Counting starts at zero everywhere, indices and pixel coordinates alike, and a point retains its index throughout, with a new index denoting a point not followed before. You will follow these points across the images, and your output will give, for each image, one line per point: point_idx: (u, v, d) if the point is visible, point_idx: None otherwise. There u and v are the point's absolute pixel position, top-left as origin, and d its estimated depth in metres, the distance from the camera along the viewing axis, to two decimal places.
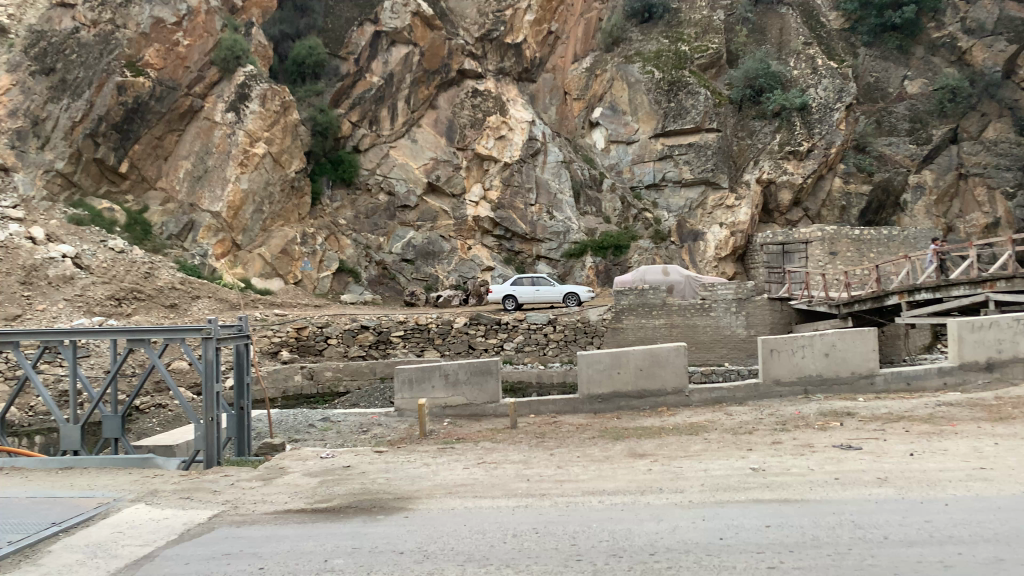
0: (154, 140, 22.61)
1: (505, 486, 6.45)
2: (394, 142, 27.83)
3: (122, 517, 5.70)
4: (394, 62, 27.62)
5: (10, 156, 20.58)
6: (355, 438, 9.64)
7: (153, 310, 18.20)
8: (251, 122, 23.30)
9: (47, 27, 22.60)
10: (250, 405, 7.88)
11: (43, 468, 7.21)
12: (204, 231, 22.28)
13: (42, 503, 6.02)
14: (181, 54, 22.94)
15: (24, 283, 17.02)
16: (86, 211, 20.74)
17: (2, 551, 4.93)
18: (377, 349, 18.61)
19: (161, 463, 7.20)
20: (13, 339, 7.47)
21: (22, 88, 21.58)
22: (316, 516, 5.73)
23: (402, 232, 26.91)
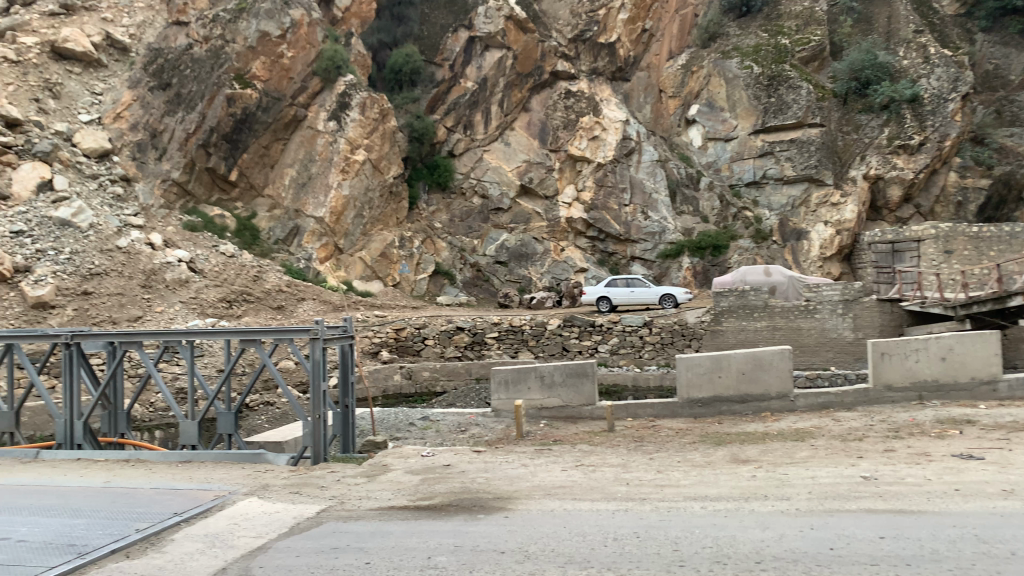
0: (261, 149, 23.58)
1: (604, 489, 6.40)
2: (488, 146, 28.22)
3: (237, 510, 5.97)
4: (488, 67, 27.99)
5: (132, 167, 21.95)
6: (454, 438, 9.78)
7: (261, 312, 19.05)
8: (352, 130, 24.17)
9: (165, 45, 24.11)
10: (354, 404, 8.06)
11: (165, 461, 7.63)
12: (309, 235, 22.99)
13: (165, 494, 6.38)
14: (285, 65, 23.80)
15: (144, 286, 18.17)
16: (199, 218, 21.87)
17: (130, 538, 5.25)
18: (472, 350, 18.85)
19: (273, 459, 7.47)
20: (137, 340, 7.90)
21: (142, 104, 22.99)
22: (419, 514, 5.83)
23: (496, 234, 27.18)
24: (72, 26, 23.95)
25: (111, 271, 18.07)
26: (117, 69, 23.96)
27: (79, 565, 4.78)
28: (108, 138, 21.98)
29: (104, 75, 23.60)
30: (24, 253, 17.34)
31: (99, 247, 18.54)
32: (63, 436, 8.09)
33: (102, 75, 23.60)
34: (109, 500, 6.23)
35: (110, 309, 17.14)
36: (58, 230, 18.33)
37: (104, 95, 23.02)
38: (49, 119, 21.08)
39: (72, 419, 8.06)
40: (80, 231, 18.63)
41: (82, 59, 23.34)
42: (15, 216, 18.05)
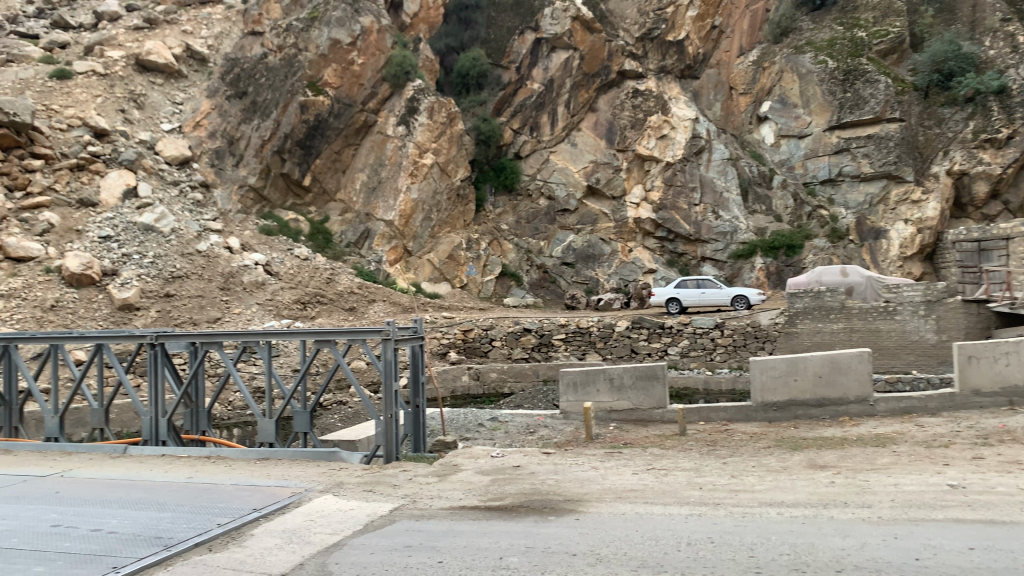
0: (333, 155, 24.11)
1: (677, 493, 6.30)
2: (555, 147, 28.16)
3: (312, 506, 6.11)
4: (555, 68, 27.93)
5: (210, 174, 22.71)
6: (523, 438, 9.82)
7: (333, 313, 19.52)
8: (420, 134, 24.32)
9: (241, 54, 24.90)
10: (425, 404, 8.16)
11: (243, 458, 7.86)
12: (379, 239, 23.33)
13: (244, 490, 6.58)
14: (356, 72, 24.27)
15: (223, 288, 18.82)
16: (275, 222, 22.50)
17: (212, 532, 5.43)
18: (540, 352, 18.86)
19: (347, 456, 7.62)
20: (217, 340, 8.16)
21: (219, 112, 23.79)
22: (490, 514, 5.85)
23: (563, 235, 27.16)
24: (155, 39, 25.04)
25: (192, 274, 18.76)
26: (196, 79, 24.84)
27: (165, 557, 4.97)
28: (189, 146, 22.84)
29: (184, 86, 24.53)
30: (111, 257, 18.15)
31: (181, 250, 19.26)
32: (148, 432, 8.42)
33: (183, 85, 24.53)
34: (192, 495, 6.47)
35: (191, 311, 17.85)
36: (142, 235, 19.10)
37: (184, 104, 23.91)
38: (134, 129, 22.03)
39: (157, 416, 8.37)
40: (163, 235, 19.38)
41: (165, 70, 24.33)
42: (103, 223, 18.95)
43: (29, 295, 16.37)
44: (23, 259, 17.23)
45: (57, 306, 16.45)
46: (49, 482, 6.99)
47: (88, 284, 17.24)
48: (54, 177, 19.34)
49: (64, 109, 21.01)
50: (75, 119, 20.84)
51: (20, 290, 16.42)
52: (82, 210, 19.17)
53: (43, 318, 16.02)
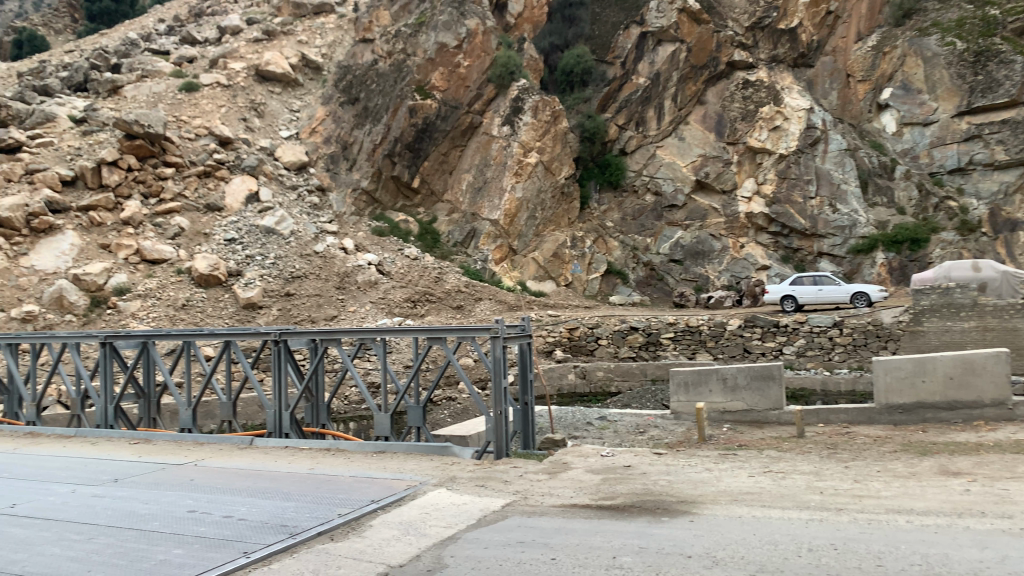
0: (440, 156, 24.59)
1: (796, 497, 6.07)
2: (662, 142, 27.67)
3: (427, 500, 6.24)
4: (661, 62, 27.55)
5: (326, 178, 23.59)
6: (634, 438, 9.73)
7: (443, 311, 19.92)
8: (524, 133, 24.29)
9: (353, 62, 25.88)
10: (533, 401, 8.16)
11: (360, 450, 8.13)
12: (485, 238, 23.48)
13: (363, 482, 6.82)
14: (462, 74, 24.64)
15: (338, 288, 19.56)
16: (386, 224, 23.14)
17: (334, 522, 5.64)
18: (647, 351, 18.65)
19: (458, 451, 7.75)
20: (336, 337, 8.48)
21: (334, 118, 24.77)
22: (602, 513, 5.81)
23: (671, 232, 26.56)
24: (273, 50, 26.30)
25: (310, 274, 19.60)
26: (311, 87, 25.97)
27: (291, 544, 5.21)
28: (306, 152, 23.87)
29: (300, 94, 25.67)
30: (235, 258, 19.28)
31: (299, 251, 20.14)
32: (273, 424, 8.85)
33: (299, 93, 25.68)
34: (314, 485, 6.73)
35: (309, 309, 18.67)
36: (264, 237, 20.12)
37: (301, 112, 25.03)
38: (255, 136, 23.28)
39: (280, 410, 8.78)
40: (283, 237, 20.33)
41: (282, 79, 25.56)
42: (228, 226, 20.15)
43: (163, 296, 17.75)
44: (158, 261, 18.69)
45: (188, 305, 17.72)
46: (185, 470, 7.47)
47: (215, 284, 18.43)
48: (185, 184, 20.66)
49: (193, 119, 22.41)
50: (203, 128, 22.20)
51: (155, 290, 17.85)
52: (210, 214, 20.39)
53: (176, 316, 17.33)
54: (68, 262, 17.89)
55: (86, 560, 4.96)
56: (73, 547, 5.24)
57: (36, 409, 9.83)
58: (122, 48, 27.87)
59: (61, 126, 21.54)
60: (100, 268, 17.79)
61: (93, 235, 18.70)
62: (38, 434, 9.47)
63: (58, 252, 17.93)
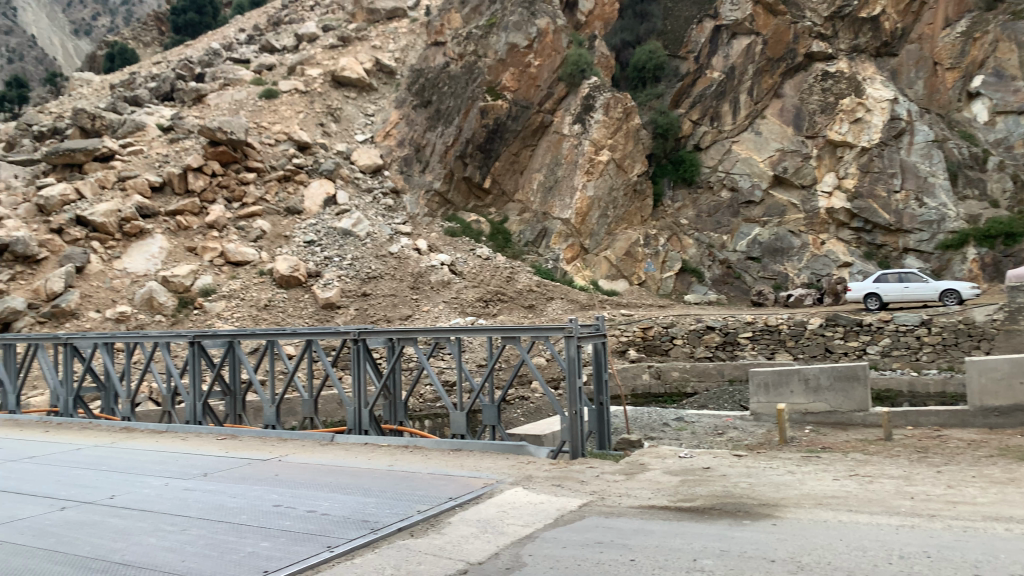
0: (511, 156, 24.51)
1: (885, 502, 5.86)
2: (737, 137, 26.92)
3: (505, 498, 6.28)
4: (736, 55, 26.90)
5: (400, 180, 23.97)
6: (712, 439, 9.59)
7: (515, 311, 19.93)
8: (596, 131, 23.89)
9: (425, 65, 26.26)
10: (609, 401, 8.09)
11: (437, 448, 8.21)
12: (556, 237, 23.28)
13: (440, 479, 6.91)
14: (533, 74, 24.58)
15: (413, 288, 19.80)
16: (458, 224, 23.26)
17: (413, 518, 5.73)
18: (725, 351, 18.27)
19: (533, 450, 7.74)
20: (412, 336, 8.59)
21: (407, 121, 25.19)
22: (681, 515, 5.74)
23: (748, 228, 25.69)
24: (348, 56, 27.45)
25: (386, 274, 19.95)
26: (385, 91, 26.71)
27: (373, 539, 5.32)
28: (380, 155, 24.37)
29: (375, 98, 26.39)
30: (314, 260, 19.81)
31: (376, 252, 20.52)
32: (353, 421, 9.06)
33: (374, 98, 26.41)
34: (393, 482, 6.86)
35: (385, 309, 19.01)
36: (341, 239, 20.58)
37: (376, 116, 25.68)
38: (332, 141, 24.02)
39: (360, 407, 8.98)
40: (359, 239, 20.74)
41: (357, 84, 26.36)
42: (308, 228, 20.73)
43: (246, 296, 18.41)
44: (241, 263, 19.37)
45: (271, 306, 18.35)
46: (270, 465, 7.71)
47: (295, 285, 18.97)
48: (266, 188, 21.40)
49: (273, 125, 23.41)
50: (281, 134, 22.99)
51: (239, 291, 18.55)
52: (290, 217, 21.10)
53: (259, 315, 17.95)
54: (157, 265, 18.79)
55: (180, 551, 5.16)
56: (167, 538, 5.47)
57: (131, 405, 10.25)
58: (206, 58, 29.05)
59: (150, 134, 22.62)
60: (188, 270, 18.62)
61: (181, 238, 19.62)
62: (132, 430, 9.92)
63: (148, 255, 18.88)
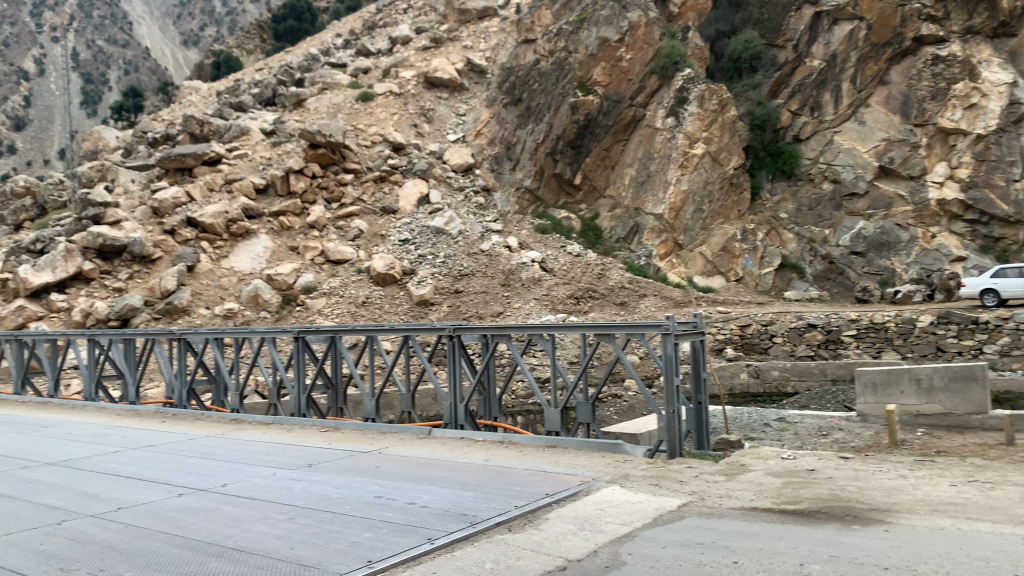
0: (602, 152, 23.93)
1: (1009, 511, 5.51)
2: (840, 127, 25.71)
3: (602, 496, 6.24)
4: (838, 42, 25.89)
5: (491, 178, 24.19)
6: (816, 441, 9.29)
7: (607, 308, 19.72)
8: (690, 124, 23.06)
9: (516, 63, 26.45)
10: (708, 401, 7.87)
11: (533, 444, 8.24)
12: (649, 232, 22.67)
13: (537, 475, 6.93)
14: (625, 68, 24.03)
15: (504, 285, 19.84)
16: (549, 221, 23.16)
17: (511, 513, 5.76)
18: (827, 349, 17.58)
19: (629, 449, 7.63)
20: (507, 332, 8.63)
21: (498, 120, 25.49)
22: (785, 518, 5.56)
23: (852, 222, 24.43)
24: (441, 57, 28.16)
25: (477, 271, 20.02)
26: (476, 90, 27.31)
27: (471, 533, 5.38)
28: (471, 154, 24.80)
29: (466, 98, 27.02)
30: (409, 258, 20.25)
31: (467, 250, 20.63)
32: (449, 416, 9.20)
33: (465, 97, 27.05)
34: (490, 476, 6.93)
35: (477, 306, 19.10)
36: (434, 237, 20.86)
37: (467, 115, 26.29)
38: (425, 141, 24.77)
39: (456, 402, 9.10)
40: (452, 237, 20.95)
41: (449, 84, 27.06)
42: (402, 228, 21.22)
43: (345, 294, 19.05)
44: (340, 261, 20.03)
45: (368, 302, 18.88)
46: (370, 457, 7.90)
47: (391, 282, 19.51)
48: (363, 189, 22.17)
49: (369, 127, 24.46)
50: (378, 136, 24.00)
51: (338, 288, 19.20)
52: (386, 216, 21.67)
53: (357, 312, 18.51)
54: (262, 263, 19.69)
55: (288, 539, 5.36)
56: (276, 526, 5.69)
57: (240, 397, 10.74)
58: (305, 64, 30.21)
59: (254, 138, 23.66)
60: (290, 268, 19.40)
61: (284, 238, 20.53)
62: (241, 421, 10.36)
63: (253, 254, 19.83)
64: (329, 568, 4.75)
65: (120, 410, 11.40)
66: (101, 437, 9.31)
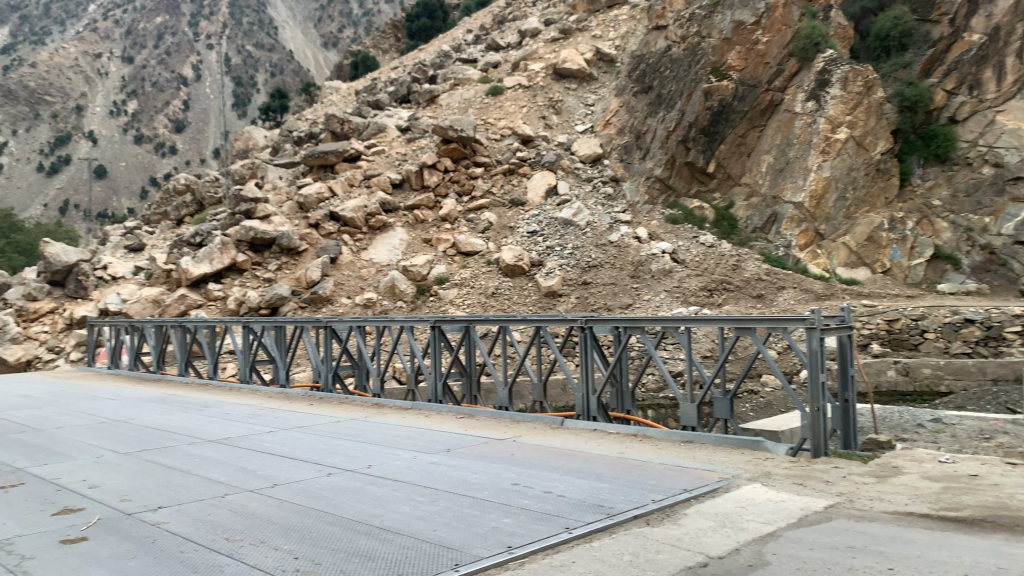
0: (738, 138, 23.04)
1: None
2: (1003, 105, 23.61)
3: (742, 493, 6.08)
4: (1002, 13, 23.84)
5: (621, 168, 23.98)
6: (976, 445, 8.72)
7: (742, 301, 19.12)
8: (833, 107, 21.73)
9: (646, 50, 26.05)
10: (855, 398, 7.47)
11: (667, 438, 8.13)
12: (788, 222, 21.56)
13: (674, 470, 6.83)
14: (761, 51, 23.07)
15: (633, 277, 19.61)
16: (680, 211, 22.67)
17: (649, 507, 5.71)
18: (986, 347, 16.24)
19: (771, 446, 7.37)
20: (641, 325, 8.51)
21: (627, 109, 25.17)
22: (945, 525, 5.22)
23: (1016, 209, 21.94)
24: (570, 47, 28.41)
25: (606, 262, 19.91)
26: (605, 80, 27.19)
27: (609, 525, 5.37)
28: (600, 144, 24.69)
29: (595, 87, 27.01)
30: (537, 250, 20.34)
31: (596, 241, 20.49)
32: (581, 407, 9.23)
33: (594, 87, 27.04)
34: (626, 469, 6.90)
35: (606, 297, 19.01)
36: (563, 229, 20.87)
37: (596, 105, 26.25)
38: (553, 133, 25.04)
39: (588, 393, 9.11)
40: (580, 228, 20.85)
41: (578, 75, 27.20)
42: (531, 220, 21.34)
43: (476, 285, 19.42)
44: (471, 253, 20.44)
45: (498, 293, 19.18)
46: (505, 445, 8.06)
47: (520, 274, 19.66)
48: (492, 182, 22.59)
49: (499, 121, 25.09)
50: (507, 129, 24.57)
51: (469, 279, 19.60)
52: (514, 209, 21.89)
53: (487, 303, 18.83)
54: (398, 255, 20.41)
55: (431, 521, 5.56)
56: (419, 507, 5.90)
57: (380, 382, 11.19)
58: (438, 61, 31.13)
59: (391, 135, 24.78)
60: (424, 260, 20.05)
61: (418, 231, 21.23)
62: (382, 405, 10.81)
63: (390, 246, 20.63)
64: (471, 552, 4.89)
65: (272, 392, 12.17)
66: (257, 417, 9.98)
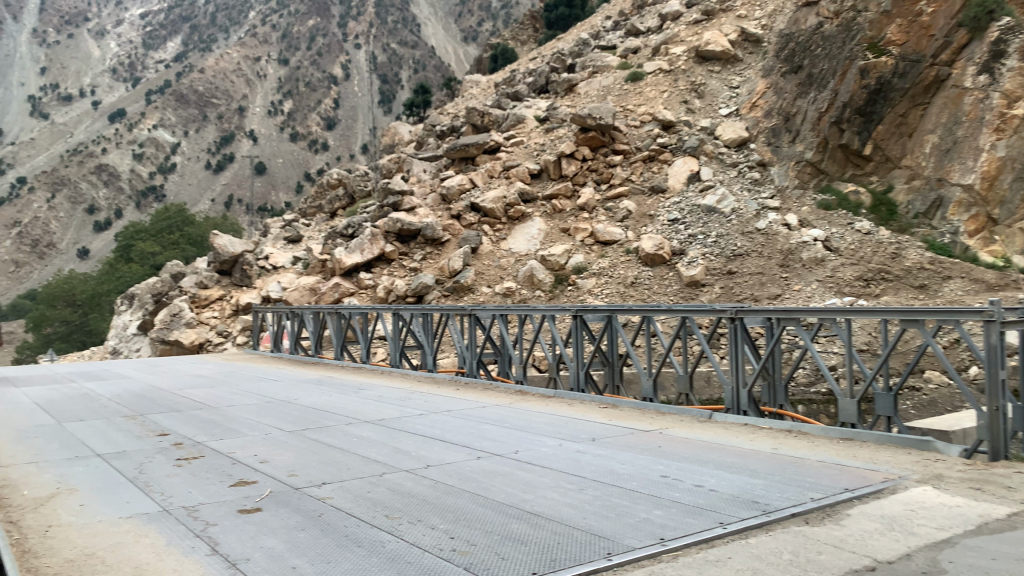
0: (897, 118, 21.34)
1: None
2: None
3: (911, 496, 5.71)
4: None
5: (768, 152, 22.92)
6: None
7: (902, 291, 17.87)
8: (1008, 81, 19.79)
9: (796, 28, 24.88)
10: None
11: (825, 435, 7.79)
12: (954, 207, 19.75)
13: (833, 468, 6.52)
14: (926, 23, 21.44)
15: (782, 265, 18.81)
16: (834, 196, 21.21)
17: (807, 506, 5.49)
18: None
19: (943, 447, 6.89)
20: (796, 317, 8.16)
21: (775, 90, 24.06)
22: None
23: None
24: (713, 29, 27.60)
25: (753, 251, 19.22)
26: (751, 61, 26.17)
27: (765, 522, 5.20)
28: (746, 128, 23.76)
29: (740, 69, 26.03)
30: (679, 238, 19.97)
31: (742, 229, 19.82)
32: (730, 401, 8.98)
33: (739, 69, 26.08)
34: (780, 465, 6.65)
35: (752, 288, 18.37)
36: (706, 216, 20.34)
37: (741, 87, 25.29)
38: (695, 117, 24.44)
39: (737, 387, 8.86)
40: (725, 215, 20.24)
41: (722, 57, 26.34)
42: (672, 207, 20.93)
43: (615, 274, 19.33)
44: (609, 242, 20.29)
45: (637, 283, 19.00)
46: (652, 436, 7.97)
47: (660, 263, 19.40)
48: (632, 169, 22.33)
49: (638, 107, 24.99)
50: (647, 115, 24.38)
51: (608, 269, 19.52)
52: (654, 196, 21.52)
53: (626, 292, 18.70)
54: (536, 245, 20.62)
55: (581, 508, 5.59)
56: (568, 495, 5.94)
57: (523, 370, 11.35)
58: (576, 49, 31.13)
59: (529, 125, 25.02)
60: (562, 250, 20.14)
61: (556, 220, 21.34)
62: (525, 392, 10.96)
63: (529, 236, 20.88)
64: (624, 542, 4.87)
65: (421, 376, 12.62)
66: (407, 401, 10.38)
